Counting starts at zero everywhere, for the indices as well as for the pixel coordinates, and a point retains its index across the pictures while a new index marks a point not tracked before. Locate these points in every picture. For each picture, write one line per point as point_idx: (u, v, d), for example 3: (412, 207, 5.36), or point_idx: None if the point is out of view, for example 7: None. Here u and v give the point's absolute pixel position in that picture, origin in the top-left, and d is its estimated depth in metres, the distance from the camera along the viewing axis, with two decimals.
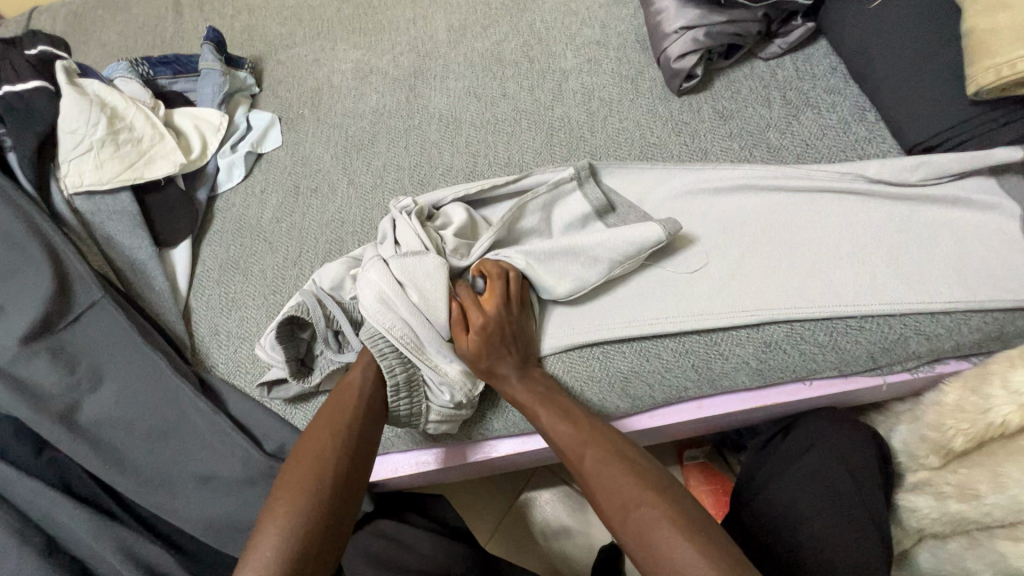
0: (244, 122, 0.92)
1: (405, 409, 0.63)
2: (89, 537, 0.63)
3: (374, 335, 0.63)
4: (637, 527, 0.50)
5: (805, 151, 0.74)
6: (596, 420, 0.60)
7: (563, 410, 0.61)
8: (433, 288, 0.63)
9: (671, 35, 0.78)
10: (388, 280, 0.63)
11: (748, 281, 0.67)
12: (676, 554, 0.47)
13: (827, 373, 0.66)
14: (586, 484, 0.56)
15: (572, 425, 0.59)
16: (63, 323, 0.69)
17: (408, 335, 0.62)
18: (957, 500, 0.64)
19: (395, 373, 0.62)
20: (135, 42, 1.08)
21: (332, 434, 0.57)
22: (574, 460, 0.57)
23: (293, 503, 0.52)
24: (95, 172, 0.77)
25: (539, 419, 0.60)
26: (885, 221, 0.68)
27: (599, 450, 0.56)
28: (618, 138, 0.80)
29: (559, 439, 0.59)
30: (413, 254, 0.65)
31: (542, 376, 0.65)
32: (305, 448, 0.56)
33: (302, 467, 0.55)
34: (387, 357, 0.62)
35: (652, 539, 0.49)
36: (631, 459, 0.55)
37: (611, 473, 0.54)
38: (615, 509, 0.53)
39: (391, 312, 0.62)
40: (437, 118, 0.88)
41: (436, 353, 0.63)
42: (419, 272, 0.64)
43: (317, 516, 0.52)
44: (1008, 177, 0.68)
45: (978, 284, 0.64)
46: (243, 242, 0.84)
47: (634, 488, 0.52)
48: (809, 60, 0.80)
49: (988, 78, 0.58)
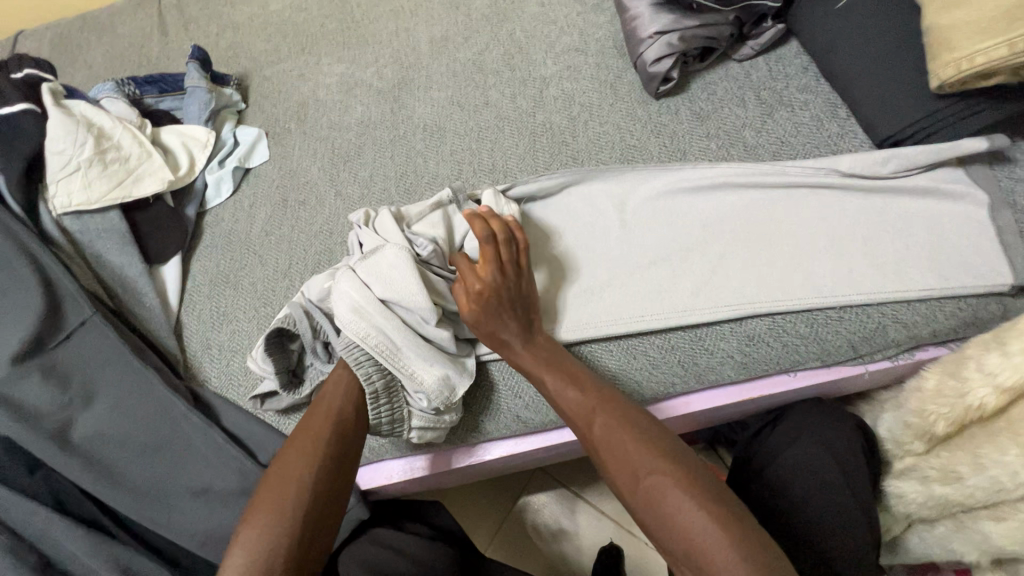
0: (231, 138, 0.93)
1: (386, 418, 0.63)
2: (84, 555, 0.64)
3: (349, 344, 0.63)
4: (648, 495, 0.52)
5: (780, 148, 0.76)
6: (600, 384, 0.61)
7: (571, 375, 0.61)
8: (404, 288, 0.64)
9: (647, 40, 0.80)
10: (357, 288, 0.64)
11: (730, 277, 0.69)
12: (687, 522, 0.49)
13: (810, 364, 0.68)
14: (593, 448, 0.57)
15: (580, 392, 0.60)
16: (54, 342, 0.69)
17: (382, 341, 0.62)
18: (942, 484, 0.65)
19: (373, 381, 0.62)
20: (121, 62, 1.09)
21: (302, 446, 0.58)
22: (583, 424, 0.58)
23: (259, 525, 0.53)
24: (84, 192, 0.77)
25: (547, 382, 0.62)
26: (858, 213, 0.70)
27: (607, 416, 0.57)
28: (598, 142, 0.82)
29: (565, 404, 0.60)
30: (373, 254, 0.66)
31: (543, 342, 0.65)
32: (280, 460, 0.58)
33: (272, 485, 0.56)
34: (363, 364, 0.63)
35: (662, 506, 0.51)
36: (638, 426, 0.56)
37: (619, 439, 0.55)
38: (625, 475, 0.54)
39: (363, 321, 0.63)
40: (421, 127, 0.89)
41: (414, 360, 0.63)
42: (383, 271, 0.65)
43: (286, 537, 0.53)
44: (976, 167, 0.70)
45: (951, 272, 0.66)
46: (233, 256, 0.85)
47: (643, 455, 0.54)
48: (781, 60, 0.82)
49: (949, 73, 0.60)
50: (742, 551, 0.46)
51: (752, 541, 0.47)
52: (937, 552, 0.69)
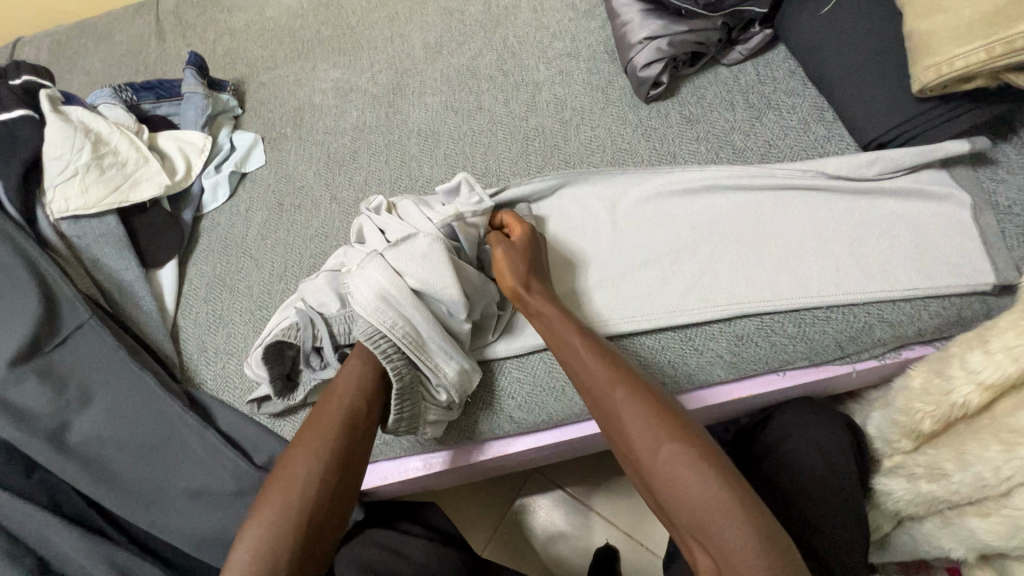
0: (228, 143, 0.94)
1: (407, 415, 0.63)
2: (79, 555, 0.64)
3: (371, 333, 0.62)
4: (668, 469, 0.50)
5: (768, 151, 0.77)
6: (623, 357, 0.59)
7: (596, 343, 0.60)
8: (436, 280, 0.65)
9: (637, 45, 0.81)
10: (386, 277, 0.64)
11: (718, 278, 0.70)
12: (709, 502, 0.47)
13: (798, 363, 0.69)
14: (611, 413, 0.55)
15: (604, 359, 0.58)
16: (50, 345, 0.70)
17: (410, 332, 0.63)
18: (928, 481, 0.66)
19: (403, 375, 0.62)
20: (119, 69, 1.10)
21: (308, 445, 0.58)
22: (604, 389, 0.56)
23: (266, 521, 0.54)
24: (81, 197, 0.78)
25: (572, 345, 0.60)
26: (844, 214, 0.71)
27: (631, 385, 0.55)
28: (590, 145, 0.83)
29: (588, 369, 0.57)
30: (405, 241, 0.67)
31: (563, 310, 0.63)
32: (287, 458, 0.58)
33: (280, 481, 0.56)
34: (392, 357, 0.62)
35: (683, 484, 0.49)
36: (662, 401, 0.54)
37: (642, 409, 0.53)
38: (645, 446, 0.51)
39: (390, 309, 0.63)
40: (416, 132, 0.90)
41: (439, 352, 0.64)
42: (414, 260, 0.66)
43: (289, 536, 0.54)
44: (959, 169, 0.71)
45: (936, 272, 0.67)
46: (229, 259, 0.86)
47: (667, 428, 0.51)
48: (769, 64, 0.83)
49: (930, 76, 0.61)
50: (760, 534, 0.45)
51: (770, 526, 0.46)
52: (926, 549, 0.69)
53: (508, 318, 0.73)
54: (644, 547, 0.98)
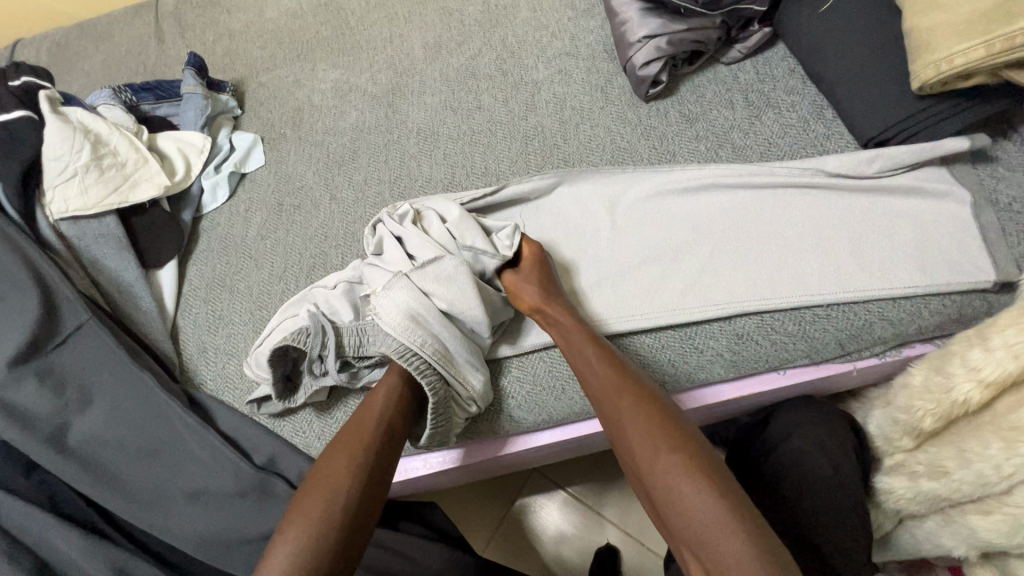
0: (228, 144, 0.94)
1: (439, 427, 0.64)
2: (79, 557, 0.64)
3: (401, 350, 0.63)
4: (664, 479, 0.50)
5: (768, 150, 0.77)
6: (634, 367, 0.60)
7: (608, 353, 0.61)
8: (462, 298, 0.66)
9: (636, 44, 0.81)
10: (415, 296, 0.65)
11: (718, 277, 0.70)
12: (702, 512, 0.47)
13: (799, 361, 0.68)
14: (615, 420, 0.56)
15: (612, 368, 0.59)
16: (50, 347, 0.70)
17: (439, 349, 0.64)
18: (929, 479, 0.65)
19: (438, 391, 0.63)
20: (119, 70, 1.10)
21: (352, 450, 0.58)
22: (608, 398, 0.56)
23: (308, 517, 0.53)
24: (80, 198, 0.78)
25: (583, 355, 0.61)
26: (845, 212, 0.71)
27: (636, 393, 0.56)
28: (589, 144, 0.83)
29: (595, 378, 0.59)
30: (432, 262, 0.68)
31: (581, 323, 0.65)
32: (329, 461, 0.58)
33: (324, 479, 0.56)
34: (427, 374, 0.63)
35: (677, 493, 0.48)
36: (667, 411, 0.54)
37: (643, 417, 0.53)
38: (642, 454, 0.52)
39: (419, 329, 0.64)
40: (415, 132, 0.90)
41: (467, 367, 0.66)
42: (441, 280, 0.67)
43: (328, 538, 0.52)
44: (959, 166, 0.71)
45: (937, 269, 0.67)
46: (229, 259, 0.86)
47: (665, 438, 0.51)
48: (768, 62, 0.83)
49: (929, 74, 0.61)
50: (754, 546, 0.44)
51: (766, 542, 0.45)
52: (928, 547, 0.69)
53: (509, 322, 0.73)
54: (645, 546, 0.98)
